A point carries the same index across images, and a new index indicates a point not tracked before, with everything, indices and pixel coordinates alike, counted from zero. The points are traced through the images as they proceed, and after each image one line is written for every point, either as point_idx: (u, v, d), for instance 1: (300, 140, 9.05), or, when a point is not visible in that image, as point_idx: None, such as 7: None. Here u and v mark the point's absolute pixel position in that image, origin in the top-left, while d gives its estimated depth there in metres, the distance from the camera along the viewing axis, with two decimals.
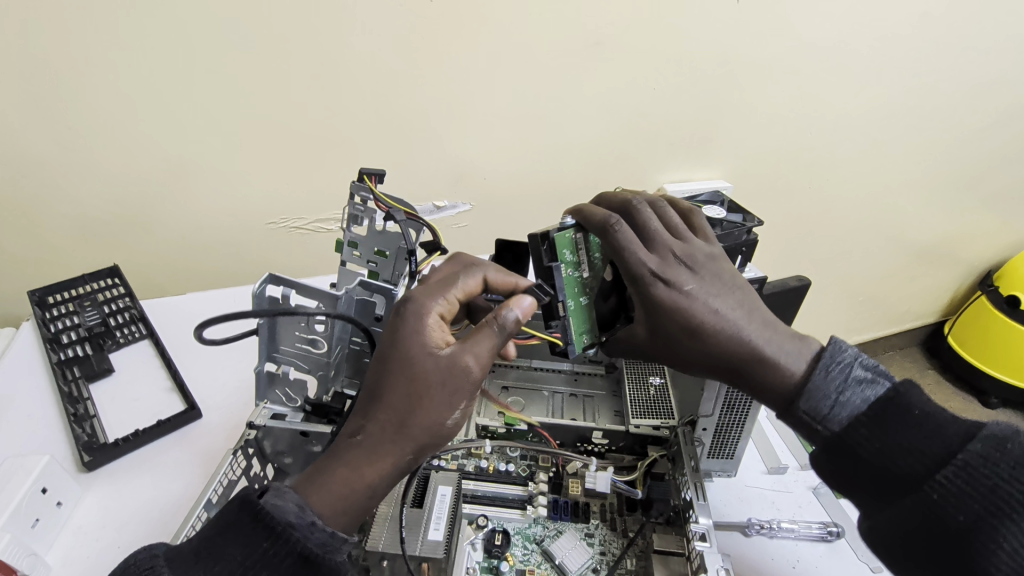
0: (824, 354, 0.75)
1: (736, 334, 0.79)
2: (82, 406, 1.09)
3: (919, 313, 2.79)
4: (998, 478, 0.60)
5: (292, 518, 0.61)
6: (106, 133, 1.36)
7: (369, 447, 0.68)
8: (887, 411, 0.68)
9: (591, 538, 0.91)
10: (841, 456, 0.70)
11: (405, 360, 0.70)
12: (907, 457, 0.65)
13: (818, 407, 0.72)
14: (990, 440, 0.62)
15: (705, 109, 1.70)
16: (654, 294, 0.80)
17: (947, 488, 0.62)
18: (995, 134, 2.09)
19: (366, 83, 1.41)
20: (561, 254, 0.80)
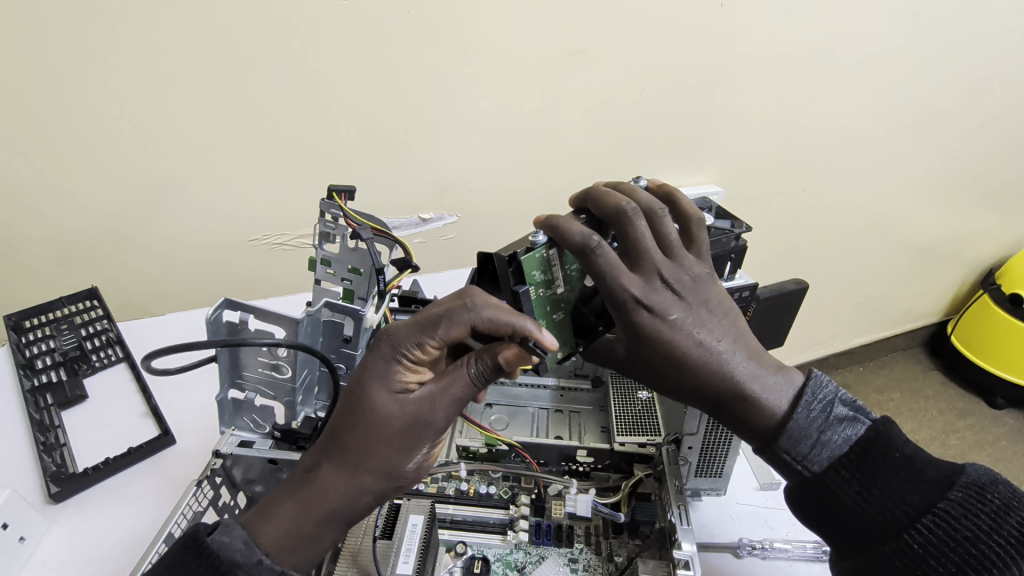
0: (805, 391, 0.78)
1: (718, 366, 0.79)
2: (52, 434, 1.07)
3: (921, 314, 2.73)
4: (977, 530, 0.66)
5: (237, 557, 0.60)
6: (82, 152, 1.33)
7: (322, 486, 0.66)
8: (869, 454, 0.72)
9: (574, 564, 0.87)
10: (822, 498, 0.73)
11: (367, 399, 0.67)
12: (889, 503, 0.70)
13: (799, 446, 0.75)
14: (967, 488, 0.69)
15: (692, 112, 1.67)
16: (636, 320, 0.79)
17: (927, 536, 0.67)
18: (989, 131, 2.07)
19: (344, 95, 1.38)
20: (530, 276, 0.75)
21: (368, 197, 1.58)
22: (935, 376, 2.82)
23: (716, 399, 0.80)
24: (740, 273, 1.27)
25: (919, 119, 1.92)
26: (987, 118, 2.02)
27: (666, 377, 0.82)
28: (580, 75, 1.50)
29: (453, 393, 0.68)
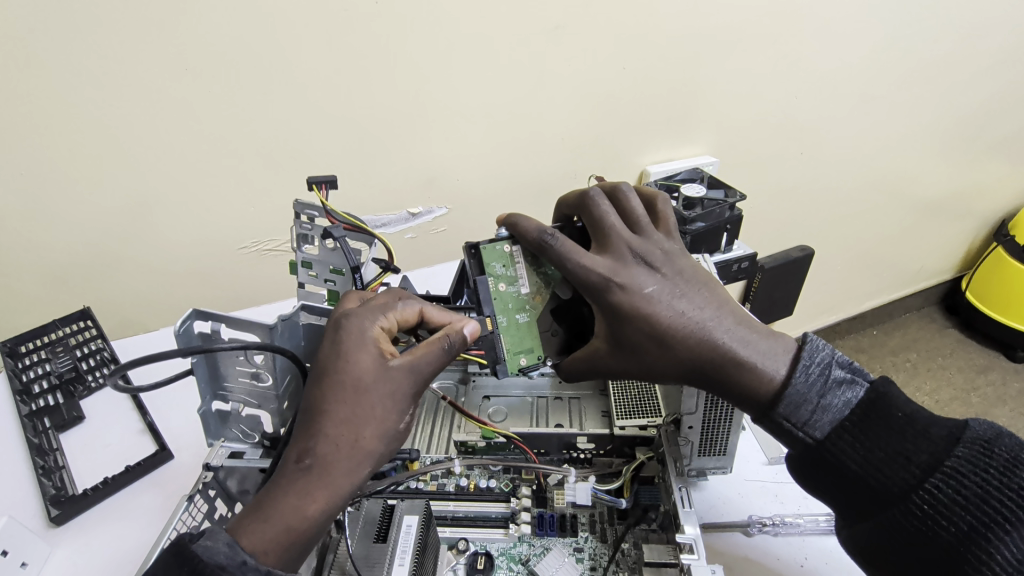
0: (803, 353, 0.75)
1: (701, 331, 0.77)
2: (51, 456, 1.06)
3: (933, 271, 2.66)
4: (990, 485, 0.63)
5: (221, 559, 0.57)
6: (58, 173, 1.30)
7: (317, 473, 0.65)
8: (872, 416, 0.69)
9: (580, 553, 0.85)
10: (826, 466, 0.70)
11: (353, 378, 0.69)
12: (898, 466, 0.67)
13: (799, 412, 0.72)
14: (974, 445, 0.65)
15: (680, 81, 1.62)
16: (608, 296, 0.78)
17: (936, 498, 0.64)
18: (991, 76, 1.99)
19: (321, 93, 1.35)
20: (488, 266, 0.82)
21: (354, 196, 1.55)
22: (951, 333, 2.75)
23: (711, 370, 0.77)
24: (738, 242, 1.30)
25: (918, 69, 1.85)
26: (989, 63, 1.95)
27: (654, 358, 0.79)
28: (560, 52, 1.45)
29: (428, 351, 0.72)
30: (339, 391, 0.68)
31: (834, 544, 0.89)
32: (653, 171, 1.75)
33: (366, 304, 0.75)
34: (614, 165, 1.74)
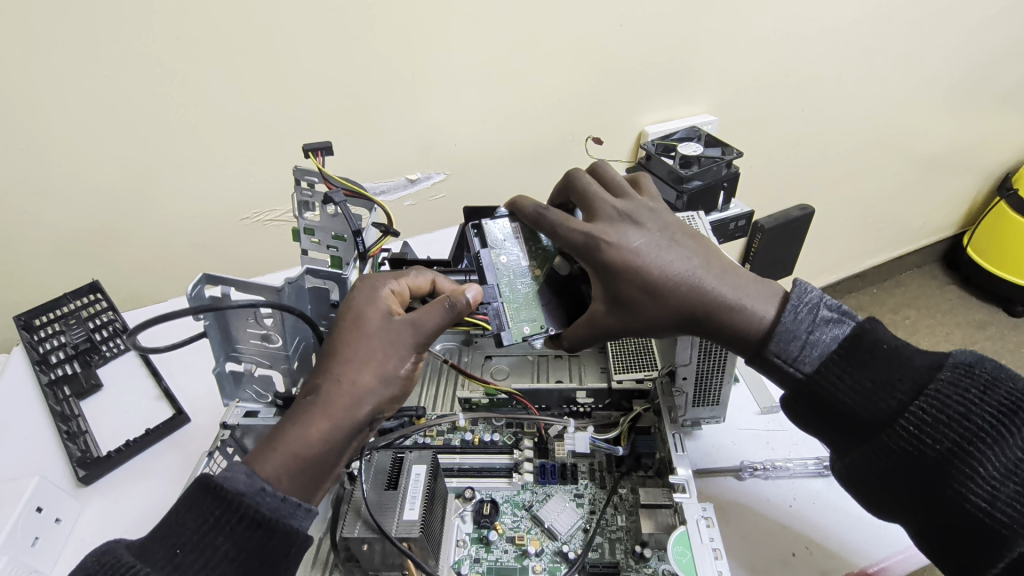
0: (790, 297, 0.78)
1: (688, 278, 0.80)
2: (74, 422, 1.11)
3: (936, 227, 2.66)
4: (969, 404, 0.66)
5: (240, 487, 0.62)
6: (56, 147, 1.30)
7: (321, 408, 0.69)
8: (859, 351, 0.72)
9: (580, 499, 0.90)
10: (815, 398, 0.73)
11: (357, 326, 0.74)
12: (885, 395, 0.70)
13: (788, 348, 0.75)
14: (956, 368, 0.69)
15: (678, 38, 1.59)
16: (598, 252, 0.81)
17: (921, 424, 0.67)
18: (999, 24, 1.95)
19: (315, 61, 1.34)
20: (490, 240, 0.87)
21: (353, 164, 1.54)
22: (951, 289, 2.77)
23: (700, 317, 0.80)
24: (733, 201, 1.36)
25: (924, 18, 1.81)
26: (997, 11, 1.90)
27: (649, 310, 0.81)
28: (557, 9, 1.43)
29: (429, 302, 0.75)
30: (345, 339, 0.73)
31: (821, 486, 0.93)
32: (650, 132, 1.73)
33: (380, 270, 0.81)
34: (612, 127, 1.72)
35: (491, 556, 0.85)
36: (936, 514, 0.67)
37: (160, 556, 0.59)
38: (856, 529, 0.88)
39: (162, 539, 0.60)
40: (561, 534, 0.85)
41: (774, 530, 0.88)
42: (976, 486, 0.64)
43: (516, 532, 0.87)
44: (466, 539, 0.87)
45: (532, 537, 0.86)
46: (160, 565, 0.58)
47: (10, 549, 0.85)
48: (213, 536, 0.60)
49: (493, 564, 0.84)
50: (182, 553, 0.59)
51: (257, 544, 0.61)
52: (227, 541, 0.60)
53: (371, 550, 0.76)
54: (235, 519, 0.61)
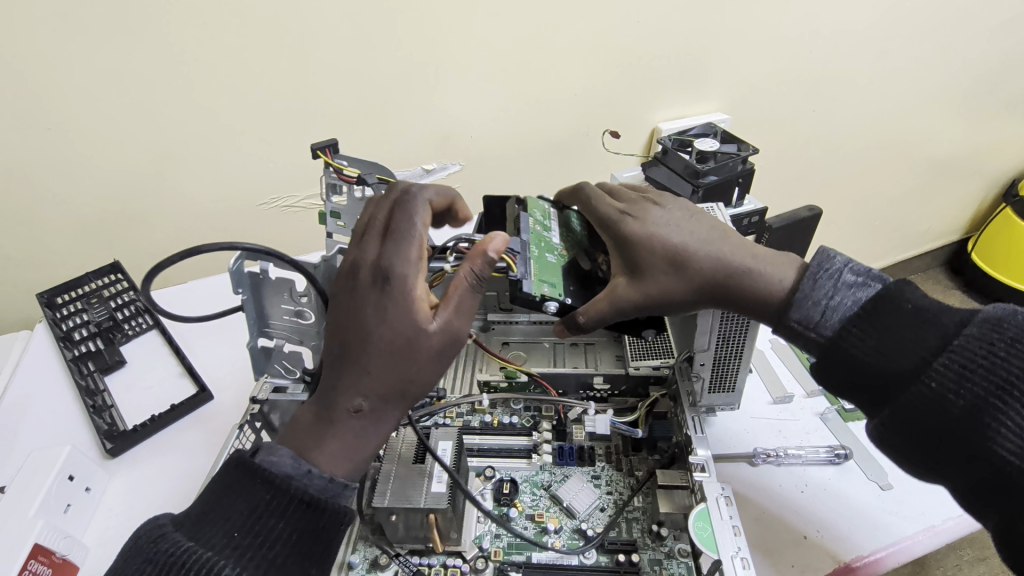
0: (812, 265, 0.80)
1: (711, 250, 0.85)
2: (99, 397, 1.13)
3: (941, 232, 2.68)
4: (996, 356, 0.64)
5: (287, 469, 0.65)
6: (82, 127, 1.31)
7: (369, 416, 0.70)
8: (883, 309, 0.72)
9: (597, 480, 0.92)
10: (838, 361, 0.73)
11: (392, 339, 0.68)
12: (907, 351, 0.69)
13: (810, 314, 0.77)
14: (984, 322, 0.66)
15: (694, 36, 1.61)
16: (624, 227, 0.88)
17: (945, 379, 0.65)
18: (1010, 30, 1.97)
19: (338, 49, 1.36)
20: (529, 209, 0.93)
21: (372, 152, 1.55)
22: (955, 294, 2.79)
23: (723, 284, 0.83)
24: (748, 197, 1.39)
25: (938, 22, 1.83)
26: (1008, 17, 1.92)
27: (670, 280, 0.85)
28: (576, 4, 1.45)
29: (464, 304, 0.71)
30: (376, 346, 0.68)
31: (831, 473, 0.96)
32: (663, 129, 1.75)
33: (396, 255, 0.69)
34: (626, 123, 1.74)
35: (511, 533, 0.87)
36: (970, 470, 0.65)
37: (217, 540, 0.60)
38: (866, 514, 0.90)
39: (217, 524, 0.62)
40: (579, 512, 0.87)
41: (786, 514, 0.91)
42: (1005, 439, 0.62)
43: (535, 510, 0.89)
44: (486, 516, 0.88)
45: (551, 515, 0.88)
46: (219, 547, 0.60)
47: (43, 514, 0.88)
48: (267, 518, 0.62)
49: (513, 540, 0.86)
50: (240, 536, 0.61)
51: (308, 525, 0.62)
52: (277, 519, 0.62)
53: (397, 521, 0.79)
54: (287, 501, 0.62)
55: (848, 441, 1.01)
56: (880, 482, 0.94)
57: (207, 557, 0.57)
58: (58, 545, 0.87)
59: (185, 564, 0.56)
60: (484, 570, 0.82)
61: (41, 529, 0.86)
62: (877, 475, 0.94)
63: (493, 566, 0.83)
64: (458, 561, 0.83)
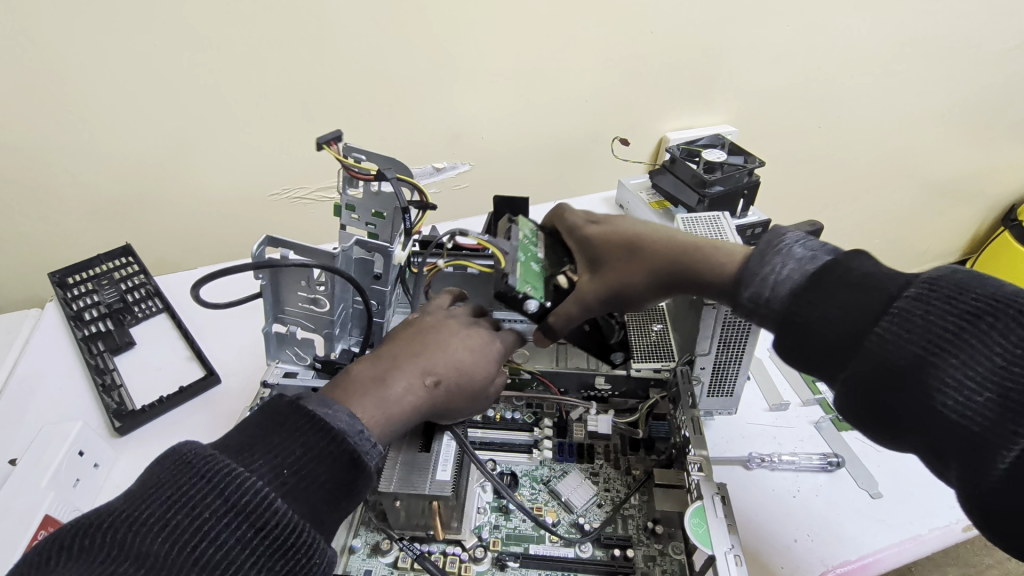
0: (764, 242, 0.77)
1: (664, 240, 0.88)
2: (109, 376, 1.15)
3: (939, 254, 2.71)
4: (934, 315, 0.58)
5: (342, 425, 0.64)
6: (102, 112, 1.33)
7: (423, 401, 0.75)
8: (829, 274, 0.67)
9: (595, 477, 0.95)
10: (788, 330, 0.68)
11: (475, 371, 0.80)
12: (852, 309, 0.63)
13: (761, 290, 0.74)
14: (928, 282, 0.60)
15: (704, 49, 1.65)
16: (585, 230, 0.94)
17: (886, 334, 0.59)
18: (1015, 57, 2.00)
19: (357, 46, 1.38)
20: (521, 221, 0.95)
21: (385, 148, 1.58)
22: None
23: (677, 273, 0.86)
24: (752, 209, 1.43)
25: (945, 46, 1.87)
26: (1013, 44, 1.96)
27: (626, 269, 0.89)
28: (591, 13, 1.48)
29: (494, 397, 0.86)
30: (460, 376, 0.78)
31: (823, 480, 0.98)
32: (670, 139, 1.78)
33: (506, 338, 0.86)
34: (634, 131, 1.77)
35: (510, 524, 0.89)
36: (922, 431, 0.58)
37: (265, 472, 0.57)
38: (857, 520, 0.92)
39: (265, 454, 0.59)
40: (577, 507, 0.90)
41: (778, 517, 0.93)
42: (948, 399, 0.55)
43: (534, 504, 0.91)
44: (486, 506, 0.90)
45: (549, 509, 0.91)
46: (267, 479, 0.57)
47: (54, 488, 0.90)
48: (316, 465, 0.60)
49: (512, 531, 0.88)
50: (287, 474, 0.58)
51: (349, 480, 0.61)
52: (325, 470, 0.60)
53: (401, 507, 0.82)
54: (338, 452, 0.61)
55: (841, 451, 1.03)
56: (870, 490, 0.96)
57: (260, 485, 0.55)
58: (66, 518, 0.90)
59: (239, 485, 0.54)
60: (483, 559, 0.84)
61: (52, 502, 0.88)
62: (868, 484, 0.96)
63: (491, 555, 0.85)
64: (457, 549, 0.85)
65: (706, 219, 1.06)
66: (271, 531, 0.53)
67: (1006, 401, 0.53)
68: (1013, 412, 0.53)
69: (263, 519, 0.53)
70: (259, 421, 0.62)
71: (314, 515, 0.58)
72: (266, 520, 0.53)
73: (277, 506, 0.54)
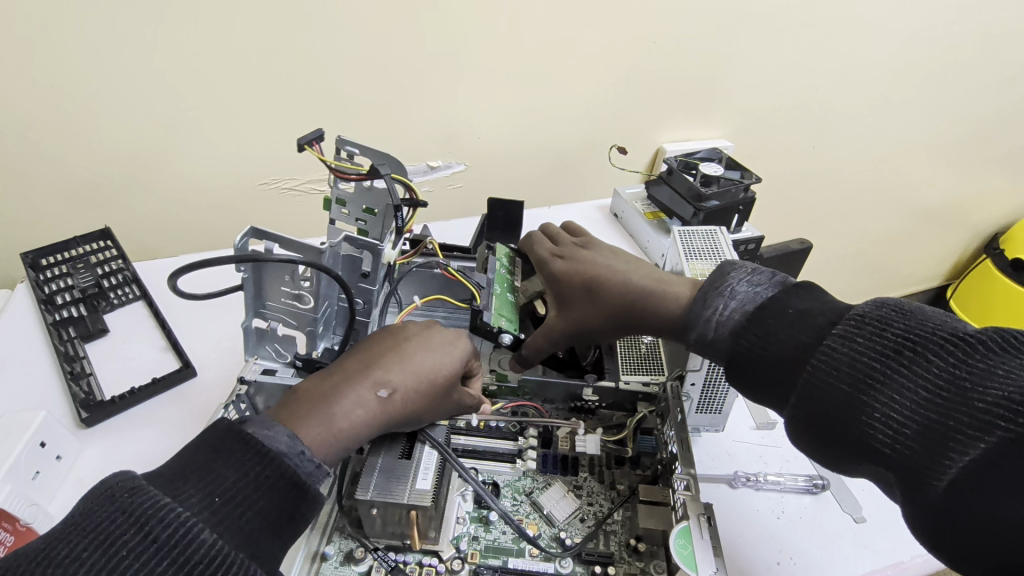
0: (711, 282, 0.79)
1: (619, 279, 0.92)
2: (78, 363, 1.10)
3: (922, 278, 2.74)
4: (857, 353, 0.59)
5: (281, 447, 0.62)
6: (87, 90, 1.28)
7: (382, 408, 0.73)
8: (759, 315, 0.70)
9: (579, 490, 0.93)
10: (739, 367, 0.70)
11: (433, 385, 0.78)
12: (791, 346, 0.65)
13: (705, 331, 0.76)
14: (852, 320, 0.62)
15: (705, 63, 1.64)
16: (550, 264, 1.00)
17: (814, 372, 0.61)
18: (1007, 88, 2.03)
19: (356, 38, 1.35)
20: (499, 251, 1.08)
21: (379, 144, 1.55)
22: None
23: (628, 310, 0.90)
24: (746, 225, 1.43)
25: (940, 74, 1.89)
26: (1006, 76, 1.99)
27: (586, 304, 0.94)
28: (595, 20, 1.47)
29: (462, 407, 0.86)
30: (417, 387, 0.76)
31: (807, 502, 0.97)
32: (667, 150, 1.78)
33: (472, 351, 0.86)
34: (631, 141, 1.76)
35: (489, 535, 0.86)
36: (863, 463, 0.58)
37: (195, 500, 0.55)
38: (839, 544, 0.91)
39: (197, 482, 0.57)
40: (559, 521, 0.88)
41: (761, 539, 0.91)
42: (878, 434, 0.55)
43: (515, 515, 0.89)
44: (465, 516, 0.88)
45: (531, 521, 0.89)
46: (196, 509, 0.55)
47: (12, 480, 0.86)
48: (253, 490, 0.58)
49: (491, 543, 0.85)
50: (220, 502, 0.56)
51: (288, 505, 0.60)
52: (262, 497, 0.58)
53: (377, 515, 0.79)
54: (277, 476, 0.60)
55: (825, 473, 1.02)
56: (854, 514, 0.95)
57: (186, 516, 0.52)
58: (24, 513, 0.85)
59: (164, 518, 0.52)
60: (459, 571, 0.82)
61: (9, 495, 0.84)
62: (852, 508, 0.95)
63: (469, 567, 0.83)
64: (434, 560, 0.82)
65: (702, 232, 1.05)
66: (197, 563, 0.51)
67: (930, 432, 0.52)
68: (937, 443, 0.52)
69: (186, 552, 0.51)
70: (193, 448, 0.60)
71: (248, 543, 0.56)
72: (188, 554, 0.51)
73: (203, 538, 0.52)
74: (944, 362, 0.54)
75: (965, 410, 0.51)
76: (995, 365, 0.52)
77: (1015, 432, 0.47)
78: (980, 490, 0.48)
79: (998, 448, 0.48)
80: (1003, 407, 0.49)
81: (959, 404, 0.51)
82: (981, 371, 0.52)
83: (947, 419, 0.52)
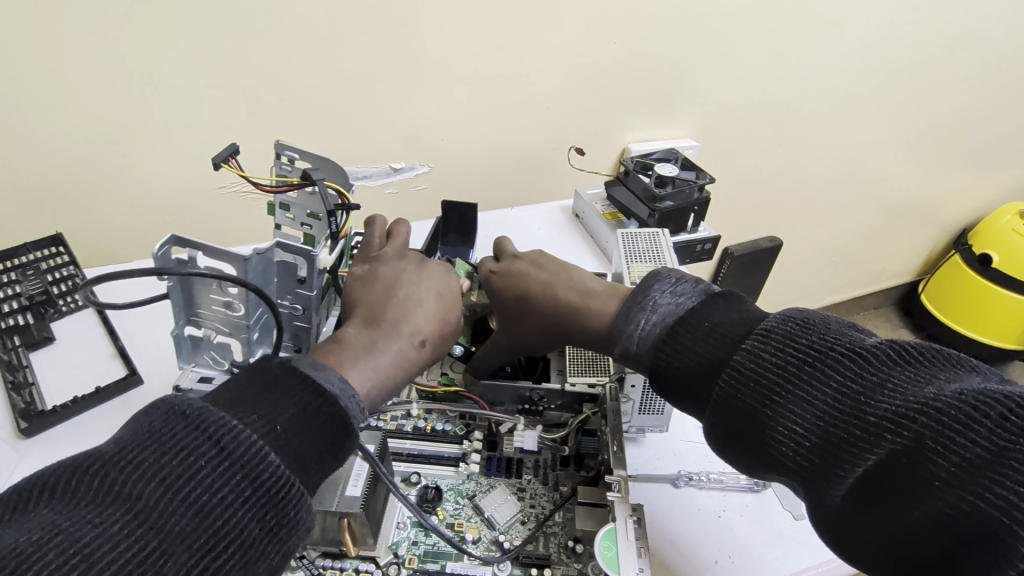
0: (651, 288, 0.78)
1: (552, 296, 0.90)
2: (21, 372, 1.09)
3: (892, 273, 2.78)
4: (765, 367, 0.61)
5: (334, 388, 0.66)
6: (32, 94, 1.26)
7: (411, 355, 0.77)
8: (676, 326, 0.71)
9: (522, 492, 0.92)
10: (663, 380, 0.72)
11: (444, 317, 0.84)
12: (705, 362, 0.67)
13: (629, 347, 0.76)
14: (760, 335, 0.64)
15: (667, 64, 1.66)
16: (491, 284, 0.98)
17: (726, 387, 0.63)
18: (967, 87, 2.06)
19: (310, 40, 1.34)
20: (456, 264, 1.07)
21: (339, 146, 1.54)
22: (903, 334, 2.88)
23: (564, 325, 0.90)
24: (703, 225, 1.45)
25: (899, 73, 1.92)
26: (965, 75, 2.02)
27: (524, 323, 0.93)
28: (552, 21, 1.47)
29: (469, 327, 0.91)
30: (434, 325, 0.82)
31: (750, 499, 0.97)
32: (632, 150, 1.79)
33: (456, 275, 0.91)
34: (597, 141, 1.77)
35: (429, 540, 0.86)
36: (769, 471, 0.61)
37: (259, 424, 0.58)
38: (778, 542, 0.92)
39: (259, 410, 0.60)
40: (499, 524, 0.88)
41: (701, 539, 0.92)
42: (782, 446, 0.58)
43: (455, 520, 0.89)
44: (405, 522, 0.88)
45: (471, 526, 0.89)
46: (261, 432, 0.58)
47: None
48: (312, 422, 0.62)
49: (430, 548, 0.86)
50: (281, 430, 0.59)
51: (333, 439, 0.63)
52: (316, 428, 0.62)
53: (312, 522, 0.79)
54: (330, 412, 0.63)
55: None
56: (793, 511, 0.95)
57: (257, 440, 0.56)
58: None
59: (234, 435, 0.56)
60: None
61: None
62: (791, 505, 0.95)
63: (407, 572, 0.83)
64: (370, 566, 0.83)
65: (646, 234, 1.06)
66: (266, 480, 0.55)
67: (829, 445, 0.55)
68: (835, 456, 0.54)
69: (255, 469, 0.55)
70: (253, 376, 0.63)
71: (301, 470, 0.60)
72: (261, 474, 0.55)
73: (271, 460, 0.56)
74: (842, 377, 0.56)
75: (859, 424, 0.54)
76: (887, 378, 0.54)
77: (901, 443, 0.50)
78: (871, 497, 0.52)
79: (887, 458, 0.51)
80: (890, 420, 0.52)
81: (854, 418, 0.54)
82: (874, 384, 0.55)
83: (843, 432, 0.54)
